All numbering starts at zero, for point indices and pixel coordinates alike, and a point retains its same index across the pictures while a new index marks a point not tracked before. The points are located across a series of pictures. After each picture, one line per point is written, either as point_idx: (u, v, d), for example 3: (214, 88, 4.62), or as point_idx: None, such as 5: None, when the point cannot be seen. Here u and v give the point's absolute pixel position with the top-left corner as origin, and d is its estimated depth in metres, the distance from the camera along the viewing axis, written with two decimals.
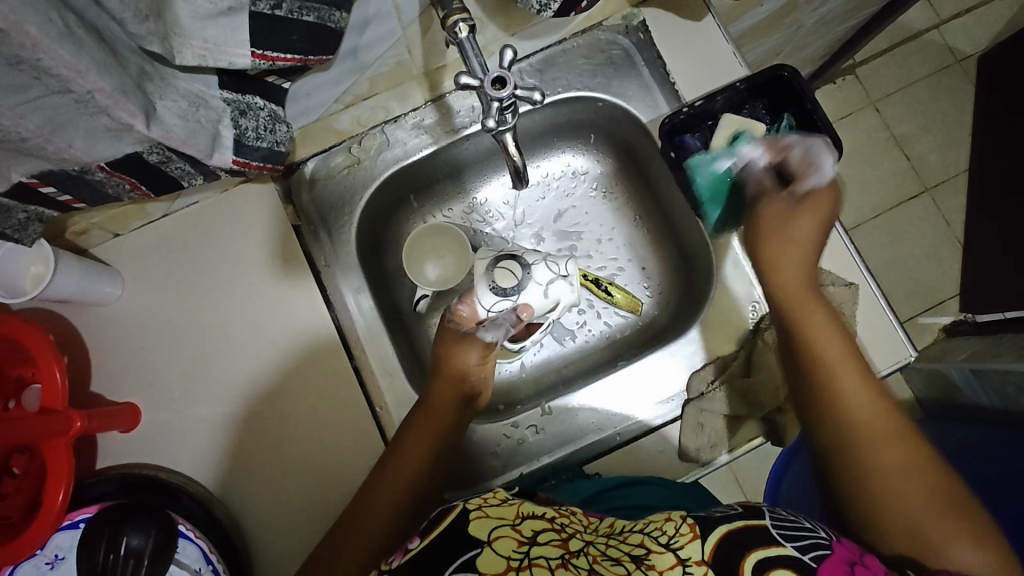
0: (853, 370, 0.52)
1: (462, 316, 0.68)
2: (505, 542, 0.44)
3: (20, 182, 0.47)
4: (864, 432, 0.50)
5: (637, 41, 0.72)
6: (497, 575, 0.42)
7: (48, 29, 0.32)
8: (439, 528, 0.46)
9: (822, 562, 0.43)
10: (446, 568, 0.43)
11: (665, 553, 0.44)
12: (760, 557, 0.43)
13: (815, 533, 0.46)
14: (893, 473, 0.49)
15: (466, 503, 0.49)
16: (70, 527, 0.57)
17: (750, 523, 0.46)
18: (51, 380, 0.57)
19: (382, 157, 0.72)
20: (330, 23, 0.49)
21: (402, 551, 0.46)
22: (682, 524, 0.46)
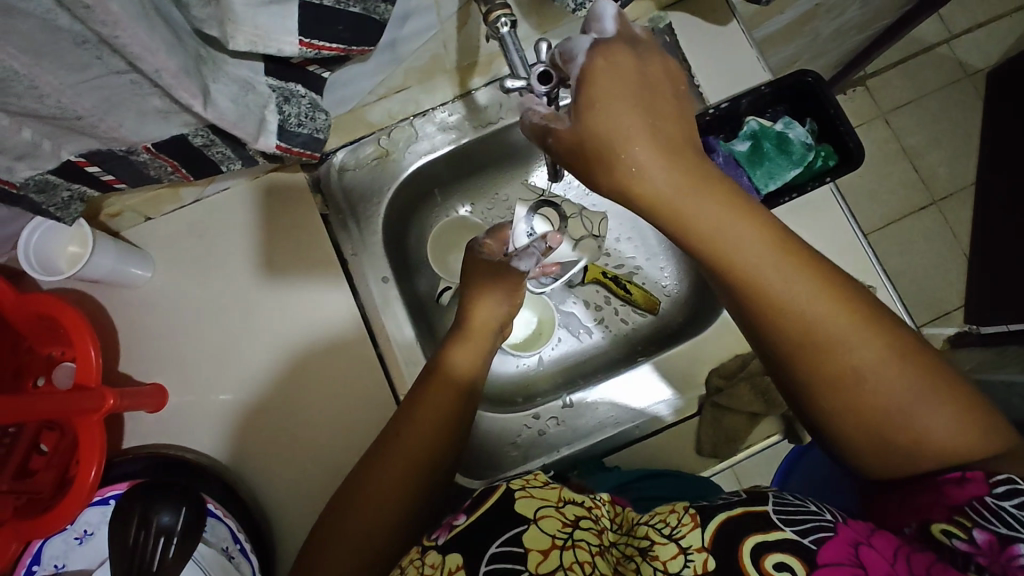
0: (780, 262, 0.45)
1: (493, 247, 0.71)
2: (550, 521, 0.48)
3: (67, 160, 0.48)
4: (810, 326, 0.45)
5: (665, 43, 0.73)
6: (540, 551, 0.46)
7: (128, 10, 0.33)
8: (482, 509, 0.50)
9: (822, 546, 0.42)
10: (488, 545, 0.47)
11: (667, 543, 0.46)
12: (757, 541, 0.43)
13: (820, 516, 0.44)
14: (849, 358, 0.45)
15: (510, 485, 0.52)
16: (100, 503, 0.59)
17: (751, 509, 0.46)
18: (85, 357, 0.58)
19: (411, 149, 0.74)
20: (375, 14, 0.50)
21: (448, 527, 0.50)
22: (684, 515, 0.47)
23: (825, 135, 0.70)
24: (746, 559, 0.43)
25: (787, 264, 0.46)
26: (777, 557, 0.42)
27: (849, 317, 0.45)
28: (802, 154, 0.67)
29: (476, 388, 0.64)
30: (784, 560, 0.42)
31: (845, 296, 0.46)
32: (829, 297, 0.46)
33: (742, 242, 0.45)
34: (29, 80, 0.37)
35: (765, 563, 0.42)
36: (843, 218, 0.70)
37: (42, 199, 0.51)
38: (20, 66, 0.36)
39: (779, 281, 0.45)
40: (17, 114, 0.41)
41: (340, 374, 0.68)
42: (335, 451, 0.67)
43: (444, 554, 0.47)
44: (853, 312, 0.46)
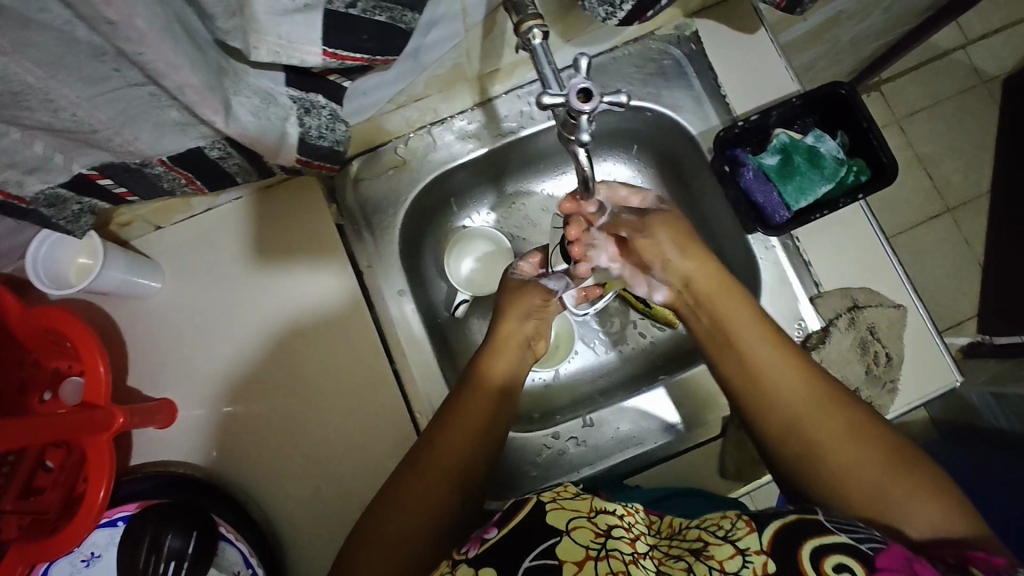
0: (768, 346, 0.58)
1: (526, 270, 0.72)
2: (583, 532, 0.46)
3: (79, 173, 0.46)
4: (802, 416, 0.55)
5: (689, 52, 0.72)
6: (573, 564, 0.44)
7: (155, 23, 0.32)
8: (515, 519, 0.48)
9: (878, 552, 0.42)
10: (522, 560, 0.45)
11: (722, 543, 0.45)
12: (816, 544, 0.43)
13: (871, 532, 0.45)
14: (836, 445, 0.54)
15: (539, 497, 0.50)
16: (109, 525, 0.56)
17: (805, 518, 0.46)
18: (94, 374, 0.56)
19: (429, 159, 0.72)
20: (401, 24, 0.46)
21: (479, 541, 0.47)
22: (738, 520, 0.47)
23: (856, 148, 0.69)
24: (806, 561, 0.42)
25: (776, 350, 0.58)
26: (836, 558, 0.42)
27: (838, 411, 0.55)
28: (835, 168, 0.67)
29: (507, 398, 0.63)
30: (843, 560, 0.42)
31: (833, 395, 0.56)
32: (818, 395, 0.56)
33: (740, 333, 0.59)
34: (44, 93, 0.35)
35: (825, 565, 0.42)
36: (871, 235, 0.68)
37: (52, 212, 0.49)
38: (34, 79, 0.34)
39: (766, 361, 0.58)
40: (31, 127, 0.39)
41: (357, 391, 0.67)
42: (349, 469, 0.65)
43: (477, 568, 0.45)
44: (839, 405, 0.55)
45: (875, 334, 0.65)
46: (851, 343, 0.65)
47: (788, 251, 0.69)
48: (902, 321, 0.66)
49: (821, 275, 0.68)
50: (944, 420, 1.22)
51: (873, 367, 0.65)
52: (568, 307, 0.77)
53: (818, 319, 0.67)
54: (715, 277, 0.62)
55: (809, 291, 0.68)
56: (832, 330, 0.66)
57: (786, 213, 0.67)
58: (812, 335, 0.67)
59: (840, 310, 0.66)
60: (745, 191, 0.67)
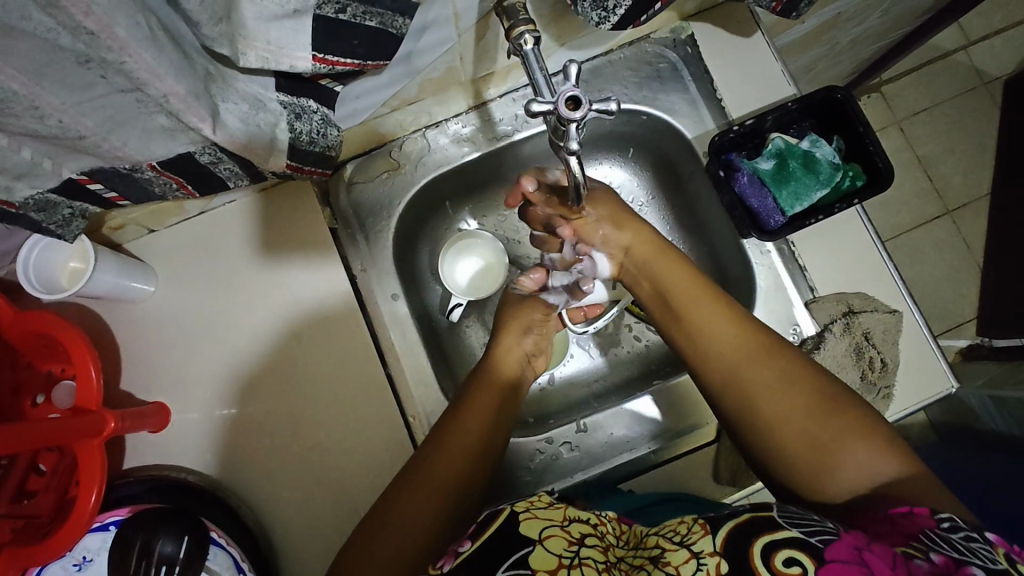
0: (707, 300, 0.59)
1: (527, 285, 0.73)
2: (556, 540, 0.46)
3: (69, 178, 0.46)
4: (740, 365, 0.55)
5: (685, 55, 0.72)
6: (548, 571, 0.44)
7: (135, 33, 0.33)
8: (487, 533, 0.48)
9: (829, 544, 0.41)
10: (497, 568, 0.45)
11: (679, 549, 0.45)
12: (767, 542, 0.42)
13: (823, 523, 0.43)
14: (774, 391, 0.53)
15: (513, 507, 0.50)
16: (100, 529, 0.56)
17: (759, 515, 0.45)
18: (86, 378, 0.56)
19: (422, 162, 0.72)
20: (392, 28, 0.46)
21: (453, 554, 0.47)
22: (694, 524, 0.47)
23: (852, 153, 0.69)
24: (757, 560, 0.41)
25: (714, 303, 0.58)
26: (785, 554, 0.41)
27: (775, 359, 0.54)
28: (830, 173, 0.66)
29: (510, 407, 0.64)
30: (794, 555, 0.41)
31: (770, 344, 0.56)
32: (756, 344, 0.55)
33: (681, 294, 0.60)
34: (30, 100, 0.35)
35: (775, 561, 0.41)
36: (866, 239, 0.68)
37: (42, 217, 0.49)
38: (19, 86, 0.34)
39: (705, 316, 0.58)
40: (17, 133, 0.39)
41: (351, 395, 0.66)
42: (342, 476, 0.65)
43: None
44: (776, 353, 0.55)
45: (869, 340, 0.64)
46: (846, 348, 0.65)
47: (783, 256, 0.69)
48: (897, 326, 0.65)
49: (816, 280, 0.68)
50: (943, 422, 1.22)
51: (868, 373, 0.64)
52: (567, 325, 0.76)
53: (814, 324, 0.67)
54: (650, 244, 0.65)
55: (805, 296, 0.68)
56: (826, 336, 0.65)
57: (781, 218, 0.67)
58: (807, 341, 0.67)
59: (835, 315, 0.66)
60: (739, 196, 0.67)
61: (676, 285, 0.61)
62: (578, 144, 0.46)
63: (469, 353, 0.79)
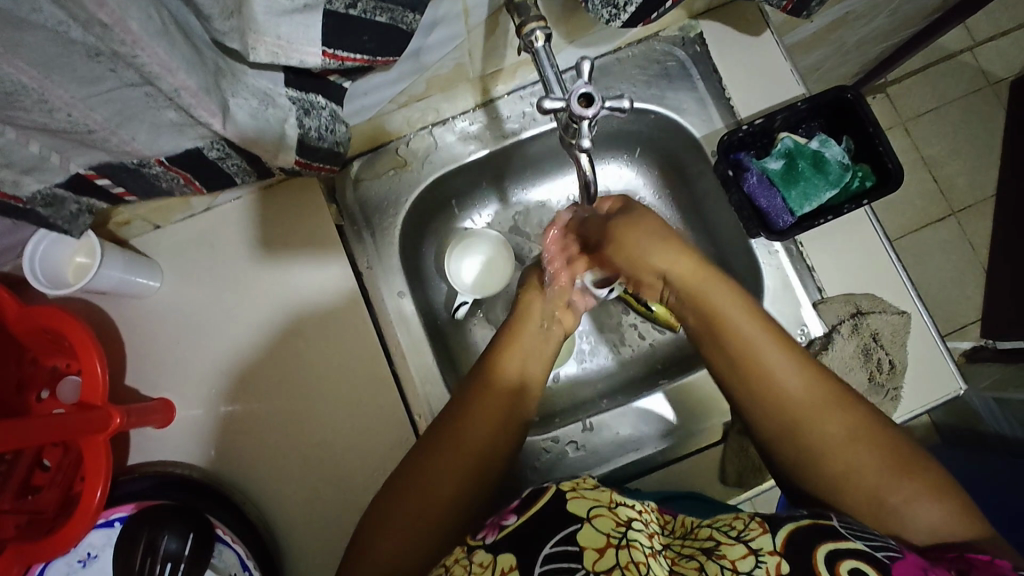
0: (775, 347, 0.56)
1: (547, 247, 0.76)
2: (603, 521, 0.45)
3: (77, 172, 0.45)
4: (807, 421, 0.53)
5: (694, 53, 0.71)
6: (595, 550, 0.43)
7: (148, 26, 0.32)
8: (533, 509, 0.47)
9: (894, 561, 0.42)
10: (547, 541, 0.44)
11: (735, 544, 0.44)
12: (830, 550, 0.43)
13: (885, 541, 0.45)
14: (833, 444, 0.52)
15: (559, 485, 0.49)
16: (105, 525, 0.56)
17: (818, 522, 0.45)
18: (91, 373, 0.56)
19: (429, 160, 0.72)
20: (402, 24, 0.45)
21: (496, 526, 0.47)
22: (752, 521, 0.46)
23: (862, 154, 0.68)
24: (821, 564, 0.42)
25: (780, 350, 0.56)
26: (851, 564, 0.42)
27: (840, 412, 0.53)
28: (839, 174, 0.66)
29: (516, 406, 0.62)
30: (858, 567, 0.41)
31: (837, 398, 0.54)
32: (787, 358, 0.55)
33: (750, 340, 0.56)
34: (39, 93, 0.35)
35: (839, 571, 0.41)
36: (875, 239, 0.68)
37: (49, 212, 0.48)
38: (28, 79, 0.33)
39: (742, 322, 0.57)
40: (26, 127, 0.38)
41: (356, 393, 0.66)
42: (348, 472, 0.65)
43: (495, 553, 0.44)
44: (842, 403, 0.54)
45: (877, 341, 0.64)
46: (854, 349, 0.64)
47: (791, 256, 0.69)
48: (905, 327, 0.65)
49: (824, 280, 0.68)
50: (947, 424, 1.21)
51: (876, 375, 0.64)
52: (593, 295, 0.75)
53: (822, 325, 0.67)
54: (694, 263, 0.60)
55: (812, 297, 0.68)
56: (834, 336, 0.65)
57: (790, 218, 0.66)
58: (815, 341, 0.67)
59: (843, 316, 0.66)
60: (747, 196, 0.66)
61: (743, 327, 0.57)
62: (590, 142, 0.46)
63: (474, 352, 0.79)
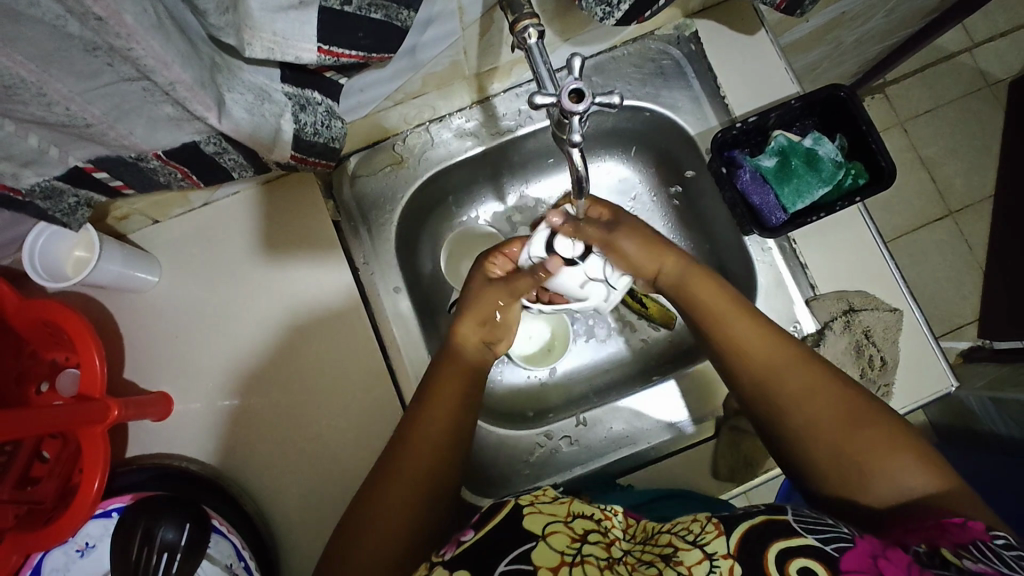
0: (748, 330, 0.58)
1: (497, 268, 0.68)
2: (559, 537, 0.46)
3: (75, 166, 0.46)
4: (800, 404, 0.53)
5: (688, 52, 0.72)
6: (549, 568, 0.44)
7: (144, 20, 0.33)
8: (491, 524, 0.48)
9: (844, 553, 0.42)
10: (499, 562, 0.44)
11: (692, 549, 0.45)
12: (782, 548, 0.43)
13: (839, 529, 0.44)
14: (803, 409, 0.52)
15: (517, 499, 0.50)
16: (103, 515, 0.57)
17: (772, 518, 0.46)
18: (90, 365, 0.56)
19: (425, 156, 0.72)
20: (397, 21, 0.46)
21: (455, 543, 0.47)
22: (708, 523, 0.47)
23: (855, 151, 0.69)
24: (771, 563, 0.42)
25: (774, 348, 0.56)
26: (799, 562, 0.42)
27: (826, 393, 0.53)
28: (832, 171, 0.67)
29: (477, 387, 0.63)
30: (808, 566, 0.41)
31: (811, 369, 0.54)
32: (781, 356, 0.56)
33: (719, 325, 0.59)
34: (37, 87, 0.35)
35: (789, 569, 0.42)
36: (868, 237, 0.68)
37: (48, 206, 0.49)
38: (26, 73, 0.34)
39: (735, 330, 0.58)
40: (24, 120, 0.39)
41: (349, 390, 0.67)
42: (343, 465, 0.65)
43: (450, 569, 0.44)
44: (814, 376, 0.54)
45: (869, 338, 0.65)
46: (846, 347, 0.65)
47: (784, 254, 0.69)
48: (897, 324, 0.65)
49: (816, 277, 0.68)
50: (943, 424, 1.22)
51: (868, 370, 0.64)
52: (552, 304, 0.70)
53: (814, 321, 0.67)
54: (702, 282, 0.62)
55: (805, 294, 0.68)
56: (826, 334, 0.66)
57: (782, 216, 0.67)
58: (808, 338, 0.67)
59: (835, 313, 0.66)
60: (740, 193, 0.67)
61: (717, 314, 0.59)
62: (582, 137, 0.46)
63: None
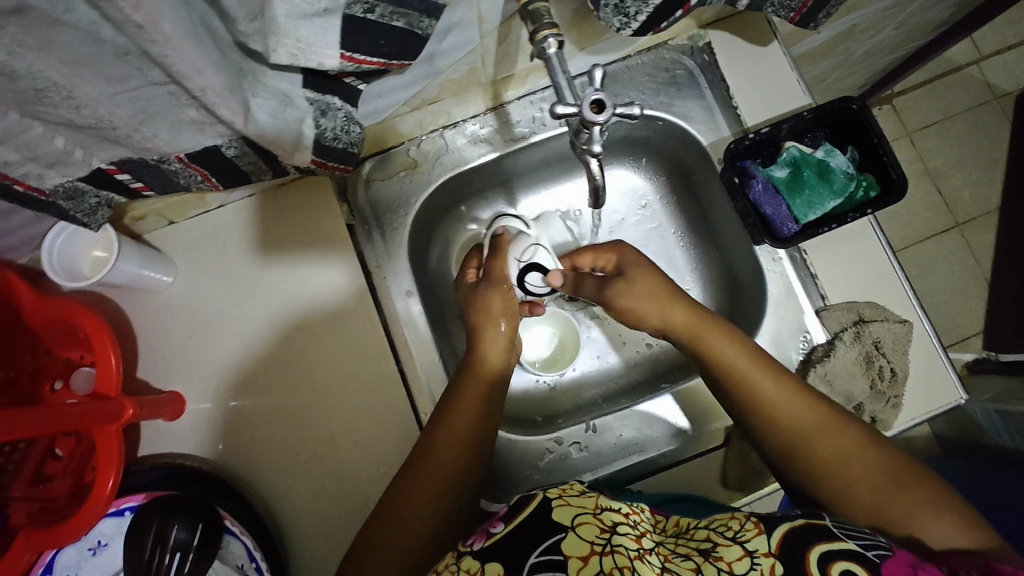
0: (767, 374, 0.58)
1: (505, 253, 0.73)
2: (589, 528, 0.45)
3: (98, 167, 0.47)
4: (807, 444, 0.55)
5: (702, 62, 0.72)
6: (578, 559, 0.43)
7: (179, 27, 0.33)
8: (521, 517, 0.48)
9: (884, 559, 0.43)
10: (529, 554, 0.44)
11: (731, 546, 0.45)
12: (822, 551, 0.44)
13: (875, 539, 0.46)
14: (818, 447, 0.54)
15: (545, 493, 0.50)
16: (115, 515, 0.58)
17: (812, 522, 0.47)
18: (105, 365, 0.57)
19: (440, 162, 0.73)
20: (419, 29, 0.47)
21: (485, 534, 0.47)
22: (747, 521, 0.47)
23: (867, 163, 0.69)
24: (813, 565, 0.43)
25: (777, 384, 0.57)
26: (841, 565, 0.43)
27: (837, 434, 0.55)
28: (844, 183, 0.67)
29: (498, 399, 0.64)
30: (850, 567, 0.42)
31: (805, 418, 0.56)
32: (797, 401, 0.57)
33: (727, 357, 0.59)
34: (68, 90, 0.36)
35: (831, 572, 0.42)
36: (879, 247, 0.69)
37: (70, 206, 0.50)
38: (59, 76, 0.35)
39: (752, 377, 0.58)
40: (53, 122, 0.39)
41: (359, 398, 0.67)
42: (354, 469, 0.66)
43: (483, 561, 0.45)
44: (841, 426, 0.55)
45: (879, 349, 0.64)
46: (856, 357, 0.65)
47: (795, 263, 0.70)
48: (908, 336, 0.65)
49: (828, 288, 0.69)
50: (949, 437, 1.22)
51: (877, 382, 0.64)
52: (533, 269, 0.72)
53: (825, 331, 0.68)
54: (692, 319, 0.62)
55: (815, 304, 0.69)
56: (835, 344, 0.66)
57: (794, 226, 0.67)
58: (817, 348, 0.68)
59: (846, 324, 0.66)
60: (754, 204, 0.68)
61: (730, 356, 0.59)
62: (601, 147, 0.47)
63: None
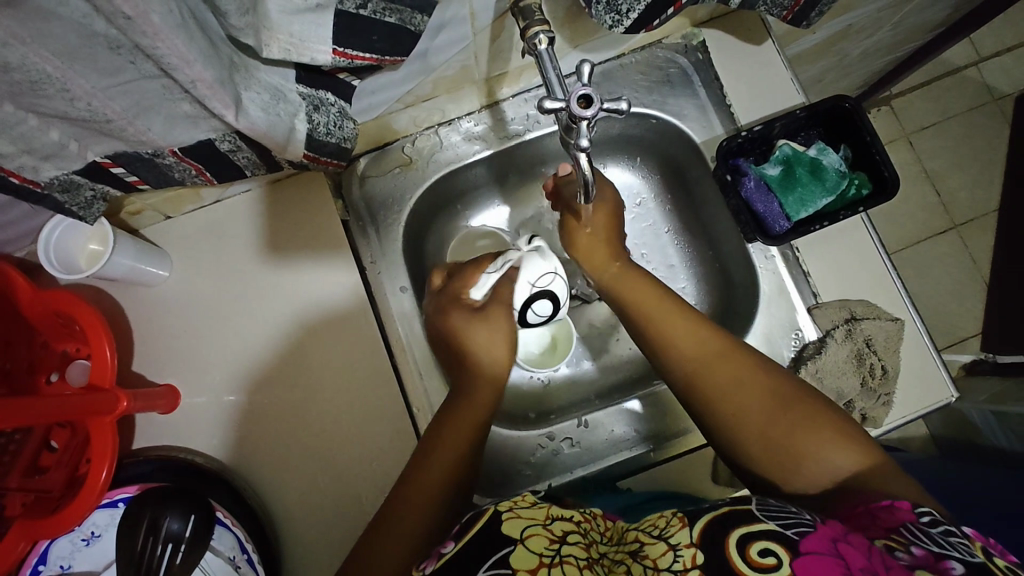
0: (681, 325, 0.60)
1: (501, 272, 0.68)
2: (536, 540, 0.46)
3: (93, 160, 0.47)
4: (710, 382, 0.56)
5: (696, 61, 0.73)
6: (528, 571, 0.43)
7: (169, 20, 0.34)
8: (471, 532, 0.48)
9: (804, 537, 0.41)
10: (478, 567, 0.44)
11: (656, 542, 0.44)
12: (742, 533, 0.42)
13: (800, 516, 0.43)
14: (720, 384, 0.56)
15: (497, 506, 0.50)
16: (109, 506, 0.58)
17: (736, 509, 0.45)
18: (101, 357, 0.57)
19: (435, 158, 0.74)
20: (411, 25, 0.47)
21: (436, 556, 0.47)
22: (672, 517, 0.46)
23: (859, 162, 0.70)
24: (732, 549, 0.41)
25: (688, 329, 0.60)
26: (760, 545, 0.41)
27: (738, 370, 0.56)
28: (835, 181, 0.68)
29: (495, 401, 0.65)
30: (768, 547, 0.41)
31: (711, 356, 0.57)
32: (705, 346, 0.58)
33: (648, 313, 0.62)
34: (61, 83, 0.37)
35: (750, 552, 0.41)
36: (871, 246, 0.69)
37: (65, 198, 0.50)
38: (52, 69, 0.35)
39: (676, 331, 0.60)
40: (46, 114, 0.40)
41: (354, 392, 0.67)
42: (347, 463, 0.66)
43: None
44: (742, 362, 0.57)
45: (870, 346, 0.65)
46: (847, 355, 0.65)
47: (787, 261, 0.70)
48: (899, 334, 0.66)
49: (819, 286, 0.69)
50: (946, 437, 1.22)
51: (868, 380, 0.65)
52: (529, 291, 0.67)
53: (816, 329, 0.68)
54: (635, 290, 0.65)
55: (808, 302, 0.69)
56: (827, 342, 0.66)
57: (786, 224, 0.67)
58: (808, 346, 0.68)
59: (837, 321, 0.67)
60: (746, 201, 0.68)
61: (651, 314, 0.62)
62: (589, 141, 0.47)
63: None
